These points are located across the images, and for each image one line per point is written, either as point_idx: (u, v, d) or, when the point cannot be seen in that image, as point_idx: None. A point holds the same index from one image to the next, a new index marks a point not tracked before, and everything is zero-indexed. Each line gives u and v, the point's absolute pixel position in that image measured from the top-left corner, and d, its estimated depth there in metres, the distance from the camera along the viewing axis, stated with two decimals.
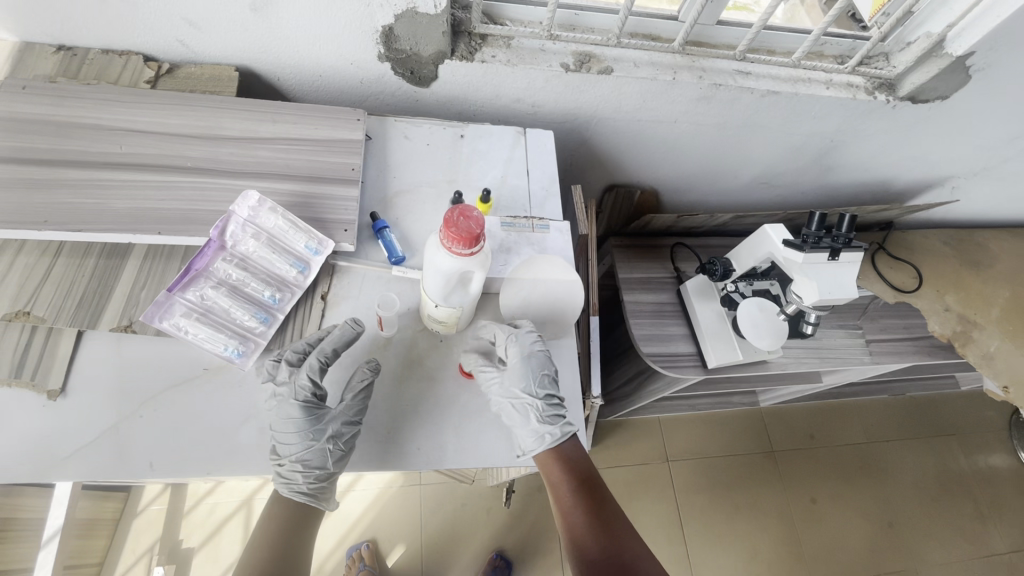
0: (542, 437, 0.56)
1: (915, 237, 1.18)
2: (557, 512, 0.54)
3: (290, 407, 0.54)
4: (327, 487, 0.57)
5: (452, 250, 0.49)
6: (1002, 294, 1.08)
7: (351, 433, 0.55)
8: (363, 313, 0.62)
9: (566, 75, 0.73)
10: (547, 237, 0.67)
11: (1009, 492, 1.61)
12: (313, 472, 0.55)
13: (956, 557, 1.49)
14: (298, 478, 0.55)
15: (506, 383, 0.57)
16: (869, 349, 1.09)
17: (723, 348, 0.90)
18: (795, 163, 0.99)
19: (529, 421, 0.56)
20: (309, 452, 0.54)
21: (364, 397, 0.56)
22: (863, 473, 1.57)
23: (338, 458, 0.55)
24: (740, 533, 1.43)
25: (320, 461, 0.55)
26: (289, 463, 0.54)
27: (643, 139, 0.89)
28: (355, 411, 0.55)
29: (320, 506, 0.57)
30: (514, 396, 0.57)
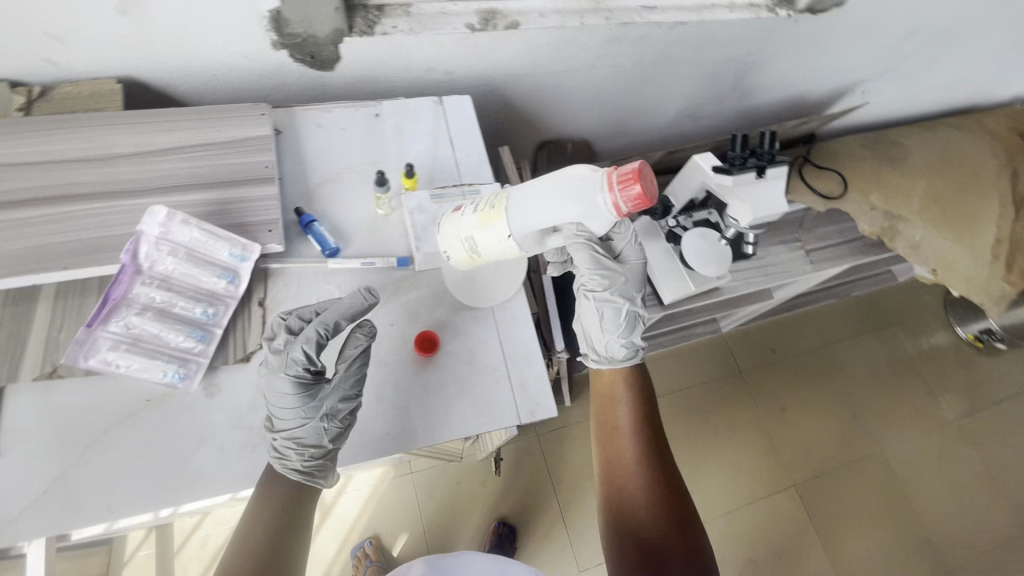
0: (634, 347, 0.67)
1: (835, 145, 1.23)
2: (615, 424, 0.65)
3: (280, 379, 0.53)
4: (324, 466, 0.55)
5: (615, 191, 0.55)
6: (916, 187, 1.17)
7: (348, 408, 0.55)
8: None
9: (473, 35, 0.71)
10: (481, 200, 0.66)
11: (952, 365, 1.76)
12: (308, 449, 0.53)
13: (914, 432, 1.63)
14: (291, 454, 0.53)
15: (625, 287, 0.67)
16: (809, 258, 1.15)
17: (674, 282, 0.92)
18: (714, 91, 1.00)
19: (628, 328, 0.68)
20: (304, 427, 0.53)
21: (359, 370, 0.56)
22: (824, 375, 1.67)
23: (334, 437, 0.55)
24: (723, 453, 1.51)
25: (316, 439, 0.54)
26: (282, 438, 0.53)
27: (564, 90, 0.88)
28: (351, 384, 0.55)
29: (313, 486, 0.55)
30: (629, 301, 0.67)
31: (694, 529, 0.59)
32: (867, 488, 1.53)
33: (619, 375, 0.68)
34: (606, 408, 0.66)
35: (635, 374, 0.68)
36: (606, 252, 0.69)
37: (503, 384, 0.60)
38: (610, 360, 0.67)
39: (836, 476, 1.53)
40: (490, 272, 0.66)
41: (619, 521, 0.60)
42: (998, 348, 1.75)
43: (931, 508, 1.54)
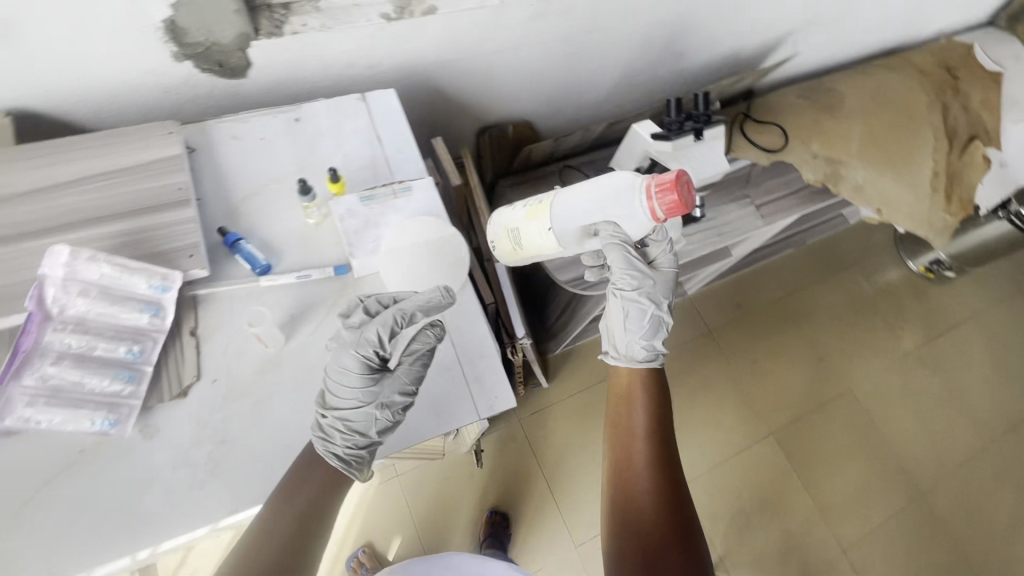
0: (652, 351, 0.72)
1: (773, 98, 1.25)
2: (629, 425, 0.67)
3: (348, 357, 0.55)
4: (363, 459, 0.56)
5: (654, 198, 0.64)
6: (853, 132, 1.20)
7: (403, 403, 0.57)
8: (240, 338, 0.58)
9: (390, 25, 0.68)
10: (413, 198, 0.64)
11: (907, 299, 1.83)
12: (356, 435, 0.55)
13: (878, 366, 1.70)
14: (336, 439, 0.54)
15: (654, 292, 0.72)
16: (760, 214, 1.16)
17: None
18: (648, 58, 1.00)
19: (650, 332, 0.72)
20: (355, 412, 0.55)
21: (422, 367, 0.57)
22: (789, 324, 1.72)
23: (382, 428, 0.56)
24: (702, 412, 1.55)
25: (364, 426, 0.56)
26: (334, 417, 0.55)
27: (495, 72, 0.86)
28: (411, 379, 0.56)
29: (347, 475, 0.56)
30: (656, 305, 0.72)
31: (696, 538, 0.60)
32: (841, 426, 1.59)
33: (638, 377, 0.71)
34: (620, 408, 0.69)
35: (654, 378, 0.71)
36: (641, 256, 0.74)
37: (456, 381, 0.60)
38: (630, 361, 0.71)
39: (811, 419, 1.59)
40: (433, 268, 0.63)
41: (625, 522, 0.61)
42: (948, 276, 1.83)
43: (902, 435, 1.62)
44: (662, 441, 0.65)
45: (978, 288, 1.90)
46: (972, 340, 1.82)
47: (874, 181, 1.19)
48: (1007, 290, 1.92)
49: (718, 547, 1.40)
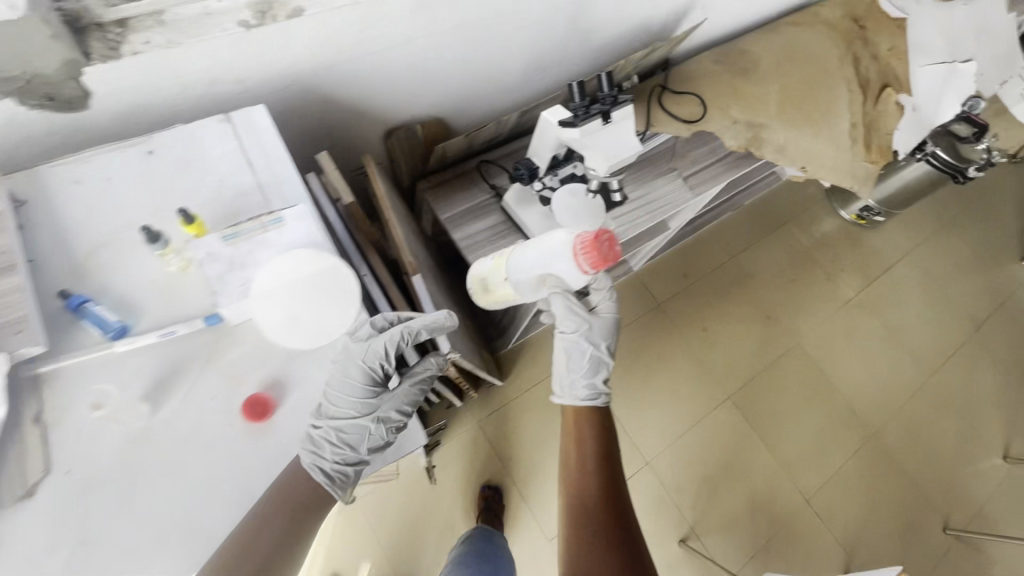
0: (592, 387, 0.86)
1: (690, 67, 1.22)
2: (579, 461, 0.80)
3: (358, 368, 0.62)
4: (344, 475, 0.63)
5: (579, 256, 0.73)
6: (769, 94, 1.20)
7: (396, 421, 0.65)
8: (87, 425, 0.57)
9: (252, 32, 0.61)
10: (284, 230, 0.62)
11: (844, 248, 1.89)
12: (347, 449, 0.62)
13: (822, 317, 1.75)
14: (326, 452, 0.60)
15: (593, 335, 0.88)
16: (688, 186, 1.15)
17: None
18: (555, 39, 0.95)
19: (589, 371, 0.89)
20: (354, 424, 0.63)
21: (418, 391, 0.68)
22: (736, 286, 1.73)
23: (374, 445, 0.65)
24: (661, 387, 1.55)
25: (355, 437, 0.63)
26: (327, 428, 0.61)
27: (389, 73, 0.80)
28: (409, 400, 0.66)
29: (330, 492, 0.61)
30: (594, 345, 0.88)
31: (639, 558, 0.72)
32: (793, 380, 1.63)
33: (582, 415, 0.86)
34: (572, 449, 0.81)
35: (595, 412, 0.87)
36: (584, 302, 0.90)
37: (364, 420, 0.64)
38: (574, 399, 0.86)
39: (765, 377, 1.62)
40: (314, 307, 0.61)
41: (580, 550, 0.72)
42: (877, 222, 1.90)
43: (850, 381, 1.67)
44: (611, 469, 0.79)
45: (907, 229, 1.98)
46: (907, 279, 1.89)
47: (793, 140, 1.20)
48: (932, 228, 2.00)
49: (688, 518, 1.42)
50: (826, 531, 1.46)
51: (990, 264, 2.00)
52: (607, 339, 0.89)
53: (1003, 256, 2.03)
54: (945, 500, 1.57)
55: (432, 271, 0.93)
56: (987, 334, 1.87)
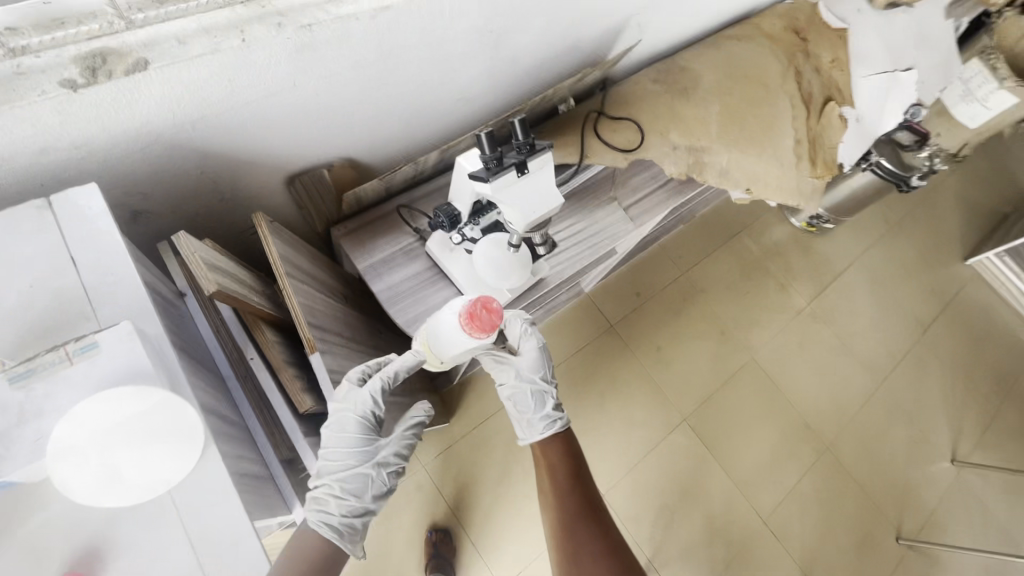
0: (545, 418, 0.96)
1: (628, 87, 1.16)
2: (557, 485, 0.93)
3: (352, 422, 0.73)
4: (354, 528, 0.71)
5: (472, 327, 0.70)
6: (710, 116, 1.15)
7: (394, 464, 0.77)
8: None
9: (80, 94, 0.51)
10: (97, 359, 0.46)
11: (795, 257, 1.88)
12: (350, 498, 0.72)
13: (776, 328, 1.74)
14: (331, 505, 0.71)
15: (527, 373, 0.96)
16: (629, 216, 1.09)
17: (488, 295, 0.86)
18: (476, 72, 0.87)
19: (539, 405, 0.96)
20: (354, 476, 0.73)
21: (408, 440, 0.79)
22: (689, 302, 1.70)
23: (376, 494, 0.75)
24: (616, 413, 1.50)
25: (356, 487, 0.73)
26: (329, 482, 0.72)
27: (280, 120, 0.70)
28: (403, 445, 0.78)
29: (340, 545, 0.70)
30: (532, 380, 0.95)
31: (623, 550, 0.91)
32: (749, 396, 1.61)
33: (549, 445, 0.96)
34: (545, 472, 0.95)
35: (557, 438, 0.96)
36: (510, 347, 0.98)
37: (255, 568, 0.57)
38: (535, 438, 0.95)
39: (720, 395, 1.59)
40: (145, 458, 0.45)
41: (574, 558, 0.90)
42: (826, 228, 1.90)
43: (804, 392, 1.66)
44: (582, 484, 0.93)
45: (855, 233, 1.99)
46: (856, 284, 1.90)
47: (737, 162, 1.16)
48: (879, 231, 2.02)
49: (647, 550, 1.38)
50: (784, 551, 1.45)
51: (934, 264, 2.04)
52: (541, 371, 0.96)
53: (946, 255, 2.07)
54: (896, 507, 1.59)
55: (349, 330, 0.85)
56: (933, 335, 1.90)
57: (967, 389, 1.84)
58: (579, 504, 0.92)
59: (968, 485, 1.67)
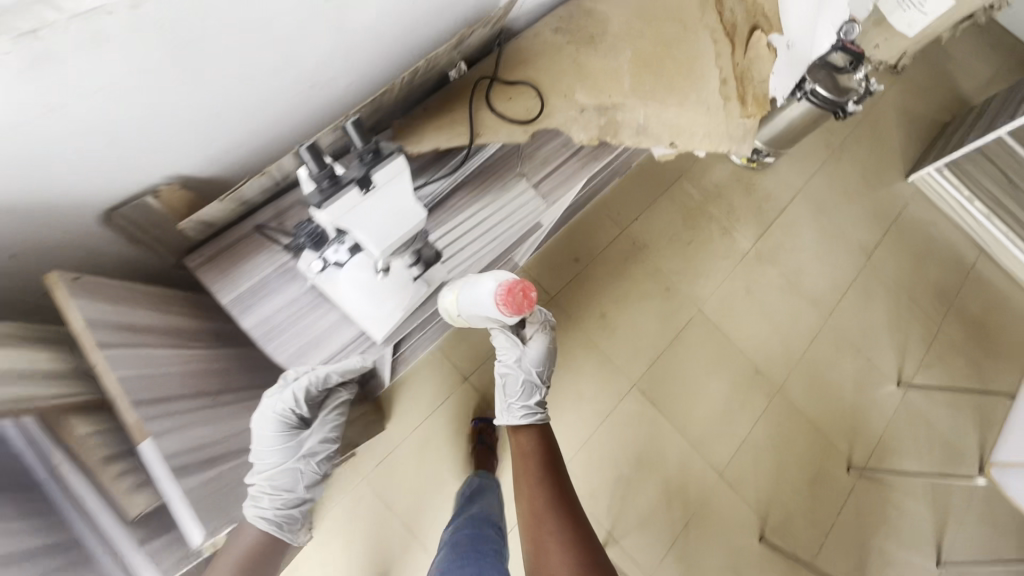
0: (528, 409, 1.14)
1: (528, 41, 1.01)
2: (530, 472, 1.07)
3: (269, 425, 0.82)
4: (288, 514, 0.86)
5: (501, 299, 0.90)
6: (621, 68, 1.01)
7: (319, 454, 0.88)
8: None
9: None
10: None
11: (737, 197, 1.80)
12: (282, 492, 0.85)
13: (722, 275, 1.68)
14: (267, 498, 0.83)
15: (529, 365, 1.15)
16: (541, 194, 0.97)
17: (376, 316, 0.78)
18: (324, 55, 0.71)
19: (524, 395, 1.15)
20: (283, 473, 0.85)
21: (333, 426, 0.90)
22: (631, 260, 1.61)
23: (307, 483, 0.87)
24: (562, 388, 1.45)
25: (288, 481, 0.85)
26: (261, 481, 0.83)
27: (53, 151, 0.55)
28: (326, 433, 0.89)
29: (278, 530, 0.85)
30: (530, 373, 1.15)
31: (590, 537, 0.99)
32: (698, 350, 1.58)
33: (525, 438, 1.14)
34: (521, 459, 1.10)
35: (530, 426, 1.14)
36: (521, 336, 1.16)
37: None
38: (511, 419, 1.13)
39: (670, 354, 1.55)
40: None
41: (545, 539, 0.98)
42: (766, 163, 1.82)
43: (752, 338, 1.63)
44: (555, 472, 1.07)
45: (796, 163, 1.91)
46: (800, 218, 1.85)
47: (655, 116, 1.04)
48: (821, 159, 1.95)
49: (606, 523, 1.37)
50: (740, 500, 1.47)
51: (877, 187, 2.00)
52: (539, 368, 1.16)
53: (887, 174, 2.03)
54: (847, 440, 1.61)
55: (210, 382, 0.72)
56: (878, 260, 1.88)
57: (912, 310, 1.84)
58: (553, 491, 1.04)
59: (913, 407, 1.71)
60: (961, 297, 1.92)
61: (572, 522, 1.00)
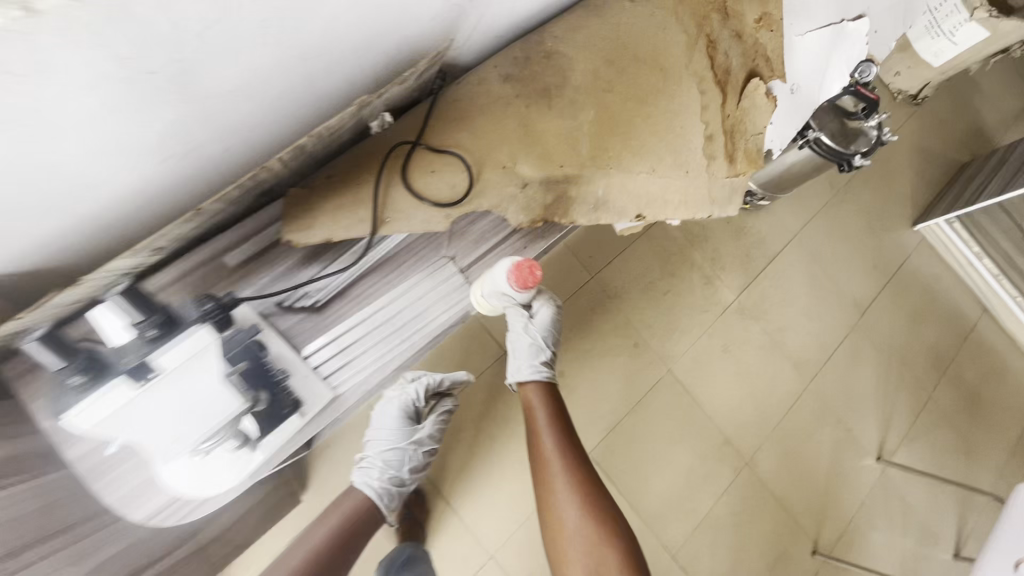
0: (536, 369, 1.11)
1: (468, 88, 0.83)
2: (542, 426, 1.08)
3: (394, 410, 1.08)
4: (387, 492, 1.03)
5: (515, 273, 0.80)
6: (579, 130, 0.84)
7: (426, 449, 1.09)
8: None
9: None
10: None
11: (724, 242, 1.63)
12: (389, 469, 1.05)
13: (699, 331, 1.53)
14: (376, 472, 1.04)
15: (538, 328, 1.12)
16: (472, 283, 0.84)
17: (212, 476, 0.68)
18: (148, 124, 0.54)
19: (531, 356, 1.12)
20: (395, 452, 1.06)
21: (437, 425, 1.12)
22: (598, 311, 1.46)
23: (410, 468, 1.07)
24: (506, 454, 1.32)
25: (396, 462, 1.06)
26: (375, 455, 1.05)
27: None
28: (435, 431, 1.11)
29: (378, 501, 1.02)
30: (538, 339, 1.11)
31: (600, 489, 1.05)
32: (663, 415, 1.44)
33: (533, 390, 1.11)
34: (533, 412, 1.10)
35: (541, 385, 1.11)
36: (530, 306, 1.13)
37: None
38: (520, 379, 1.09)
39: (631, 420, 1.41)
40: None
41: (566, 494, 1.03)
42: (761, 206, 1.64)
43: (722, 404, 1.50)
44: (565, 428, 1.08)
45: (795, 206, 1.74)
46: (792, 268, 1.68)
47: (619, 186, 0.87)
48: (823, 200, 1.78)
49: None
50: None
51: (881, 234, 1.83)
52: (547, 330, 1.12)
53: (894, 220, 1.86)
54: (815, 520, 1.49)
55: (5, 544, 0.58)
56: (872, 317, 1.73)
57: (902, 375, 1.71)
58: (567, 446, 1.07)
59: (892, 485, 1.59)
60: (956, 361, 1.78)
61: (587, 479, 1.05)
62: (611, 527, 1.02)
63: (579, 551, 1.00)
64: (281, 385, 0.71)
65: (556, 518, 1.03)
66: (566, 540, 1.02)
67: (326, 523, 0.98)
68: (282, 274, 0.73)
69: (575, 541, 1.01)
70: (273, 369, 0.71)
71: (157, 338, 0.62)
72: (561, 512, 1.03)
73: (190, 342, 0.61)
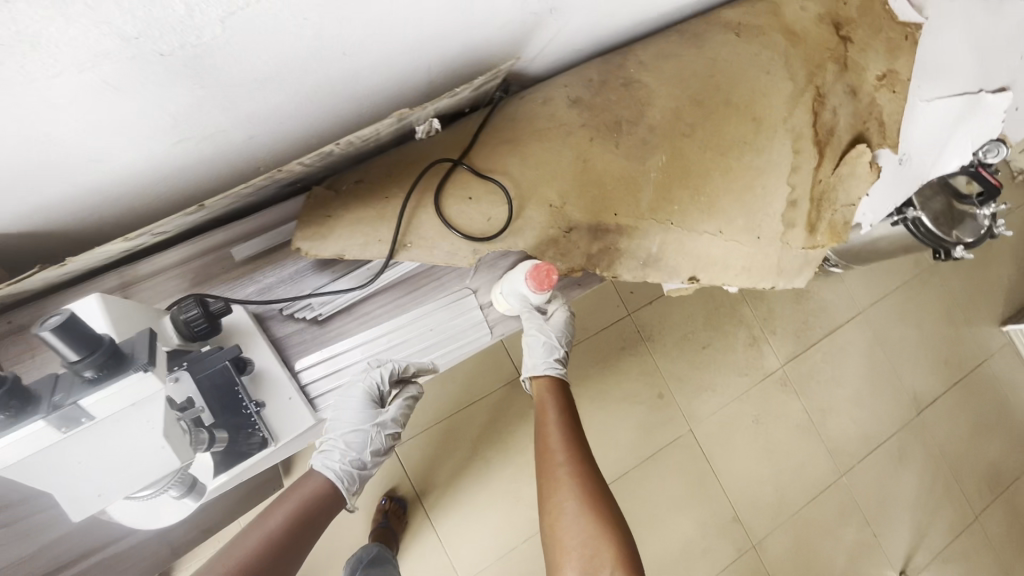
0: (550, 366, 0.96)
1: (529, 106, 0.74)
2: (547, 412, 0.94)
3: (357, 391, 0.77)
4: (352, 479, 0.81)
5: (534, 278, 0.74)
6: (642, 177, 0.74)
7: (393, 429, 0.86)
8: None
9: None
10: None
11: (780, 304, 1.49)
12: (350, 452, 0.80)
13: (732, 395, 1.41)
14: (336, 457, 0.80)
15: (552, 326, 0.93)
16: (490, 323, 0.79)
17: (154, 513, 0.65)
18: (162, 110, 0.48)
19: (545, 352, 0.95)
20: (356, 433, 0.80)
21: (405, 407, 0.86)
22: (626, 352, 1.36)
23: (374, 450, 0.83)
24: (498, 483, 1.25)
25: (358, 445, 0.81)
26: (332, 438, 0.80)
27: None
28: (404, 412, 0.86)
29: (339, 487, 0.80)
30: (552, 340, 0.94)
31: (604, 485, 0.89)
32: (672, 476, 1.34)
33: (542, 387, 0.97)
34: (541, 400, 0.96)
35: (555, 381, 0.97)
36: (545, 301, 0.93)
37: None
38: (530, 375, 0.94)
39: (637, 474, 1.32)
40: None
41: (568, 486, 0.88)
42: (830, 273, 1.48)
43: (740, 479, 1.38)
44: (573, 418, 0.93)
45: (869, 278, 1.56)
46: (850, 347, 1.52)
47: (677, 246, 0.77)
48: (903, 278, 1.59)
49: None
50: None
51: (961, 326, 1.63)
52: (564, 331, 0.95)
53: (979, 314, 1.65)
54: None
55: None
56: (930, 416, 1.55)
57: (951, 488, 1.53)
58: (573, 436, 0.92)
59: None
60: (1016, 485, 1.59)
61: (592, 472, 0.90)
62: (615, 527, 0.86)
63: (575, 546, 0.84)
64: (252, 419, 0.65)
65: (552, 506, 0.88)
66: (561, 533, 0.86)
67: (273, 517, 0.73)
68: (289, 278, 0.70)
69: (571, 536, 0.85)
70: (245, 399, 0.64)
71: (93, 382, 0.48)
72: (560, 507, 0.87)
73: (129, 390, 0.49)
